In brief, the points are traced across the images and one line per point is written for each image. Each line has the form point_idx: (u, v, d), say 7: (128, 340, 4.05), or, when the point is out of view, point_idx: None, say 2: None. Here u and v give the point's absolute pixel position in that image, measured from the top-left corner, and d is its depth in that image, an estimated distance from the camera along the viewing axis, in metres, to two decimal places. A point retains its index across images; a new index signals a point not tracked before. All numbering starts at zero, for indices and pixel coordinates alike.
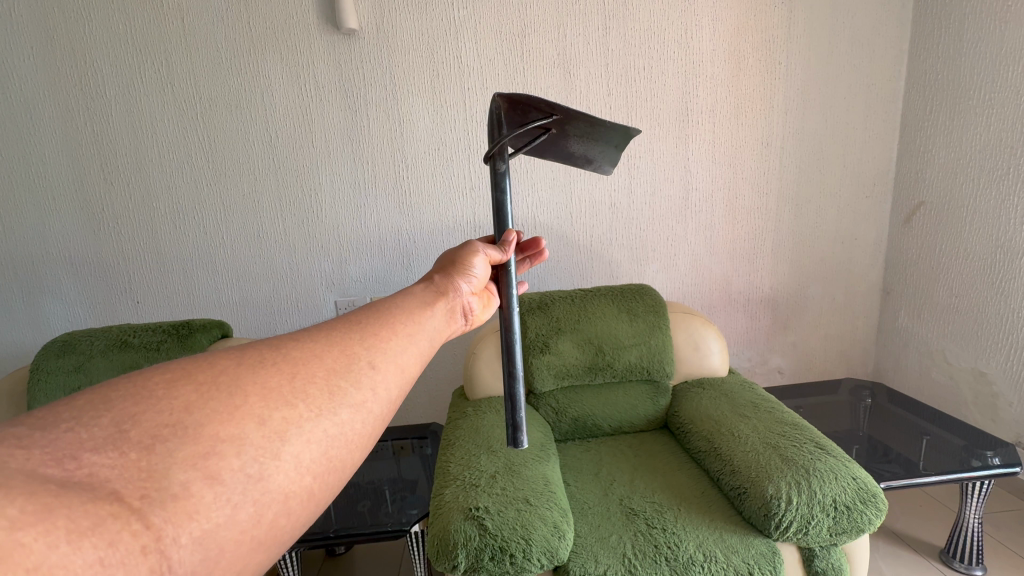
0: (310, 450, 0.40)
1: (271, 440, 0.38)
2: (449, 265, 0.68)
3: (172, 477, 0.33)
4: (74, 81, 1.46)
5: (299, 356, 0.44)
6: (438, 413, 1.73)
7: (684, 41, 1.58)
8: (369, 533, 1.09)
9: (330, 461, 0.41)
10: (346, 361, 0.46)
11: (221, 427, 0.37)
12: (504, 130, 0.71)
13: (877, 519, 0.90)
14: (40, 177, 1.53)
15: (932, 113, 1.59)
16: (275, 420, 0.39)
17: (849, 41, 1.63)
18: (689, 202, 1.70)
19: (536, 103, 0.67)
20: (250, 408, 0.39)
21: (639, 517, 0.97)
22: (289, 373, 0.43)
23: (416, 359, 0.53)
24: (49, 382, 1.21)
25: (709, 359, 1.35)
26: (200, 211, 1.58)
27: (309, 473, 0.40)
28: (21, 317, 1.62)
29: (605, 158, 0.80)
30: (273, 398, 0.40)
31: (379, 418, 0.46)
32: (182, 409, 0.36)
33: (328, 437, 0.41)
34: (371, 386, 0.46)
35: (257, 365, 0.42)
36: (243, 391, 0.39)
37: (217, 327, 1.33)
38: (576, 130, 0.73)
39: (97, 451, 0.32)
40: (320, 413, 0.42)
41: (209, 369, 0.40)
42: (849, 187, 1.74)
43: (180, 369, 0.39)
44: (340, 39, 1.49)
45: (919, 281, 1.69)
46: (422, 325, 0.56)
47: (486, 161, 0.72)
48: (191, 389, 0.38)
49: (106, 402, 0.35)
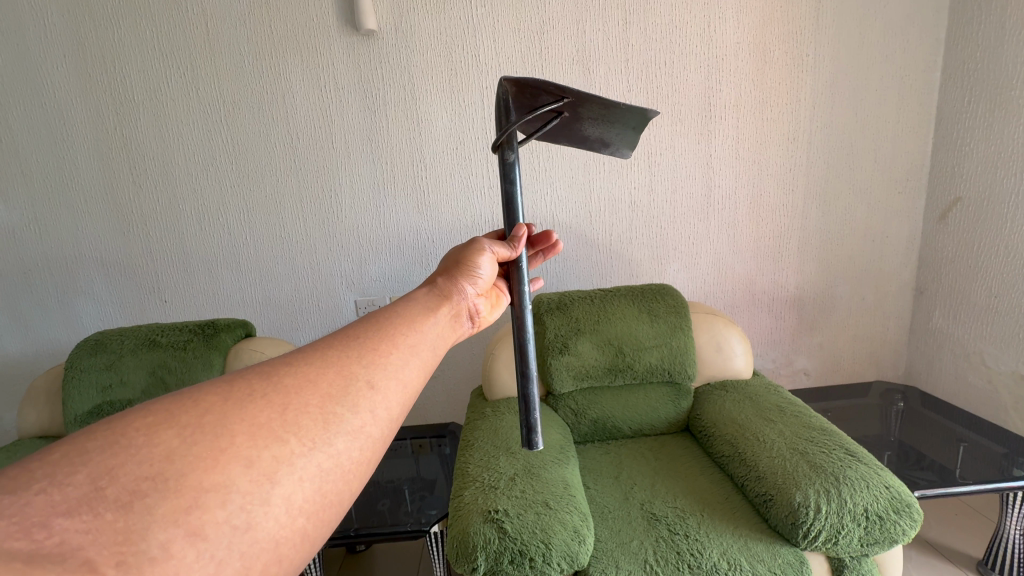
0: (302, 490, 0.40)
1: (259, 484, 0.38)
2: (453, 268, 0.68)
3: (150, 538, 0.33)
4: (104, 86, 1.51)
5: (291, 385, 0.45)
6: (454, 413, 1.73)
7: (707, 35, 1.54)
8: (389, 532, 1.09)
9: (324, 498, 0.42)
10: (343, 384, 0.46)
11: (206, 475, 0.36)
12: (512, 117, 0.70)
13: (911, 530, 0.86)
14: (72, 183, 1.57)
15: (970, 104, 1.52)
16: (264, 460, 0.39)
17: (880, 29, 1.57)
18: (712, 200, 1.67)
19: (547, 86, 0.65)
20: (236, 449, 0.39)
21: (661, 522, 0.95)
22: (280, 405, 0.43)
23: (418, 373, 0.53)
24: (82, 380, 1.26)
25: (732, 360, 1.32)
26: (223, 213, 1.61)
27: (302, 514, 0.40)
28: (56, 317, 1.68)
29: (621, 141, 0.78)
30: (262, 436, 0.40)
31: (379, 441, 0.47)
32: (163, 459, 0.36)
33: (322, 472, 0.42)
34: (370, 409, 0.47)
35: (245, 400, 0.42)
36: (230, 432, 0.39)
37: (240, 327, 1.35)
38: (590, 113, 0.72)
39: (69, 515, 0.32)
40: (314, 446, 0.42)
41: (194, 410, 0.40)
42: (878, 183, 1.68)
43: (162, 413, 0.39)
44: (359, 40, 1.50)
45: (955, 281, 1.62)
46: (425, 334, 0.56)
47: (495, 150, 0.71)
48: (174, 434, 0.38)
49: (82, 455, 0.35)
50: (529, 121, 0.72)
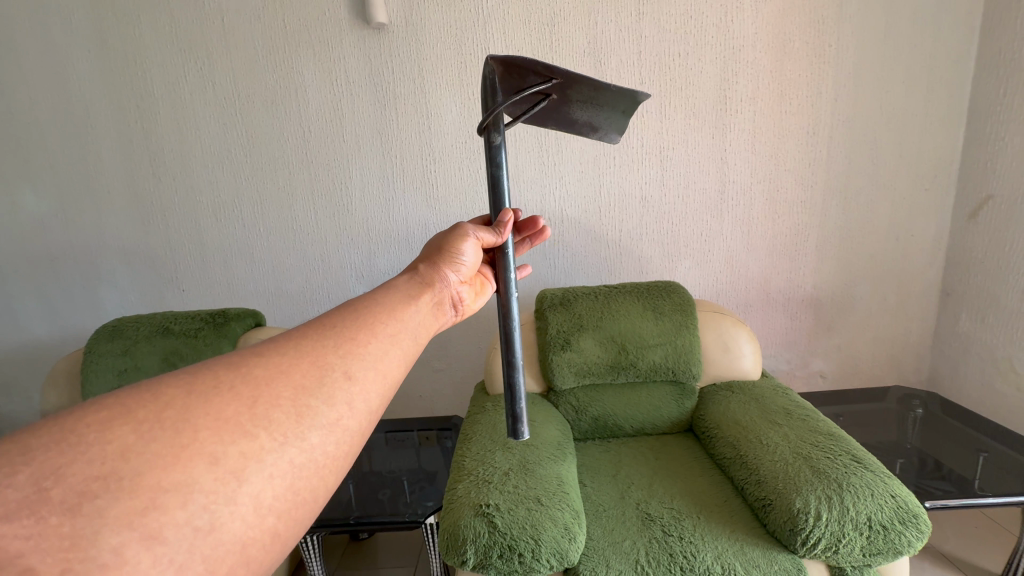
0: (272, 487, 0.41)
1: (225, 482, 0.39)
2: (436, 254, 0.68)
3: (100, 544, 0.33)
4: (126, 80, 1.55)
5: (263, 376, 0.45)
6: (459, 406, 1.74)
7: (723, 24, 1.50)
8: (388, 521, 1.11)
9: (297, 496, 0.42)
10: (318, 376, 0.47)
11: (166, 474, 0.37)
12: (499, 97, 0.69)
13: (917, 542, 0.83)
14: (96, 174, 1.63)
15: (1006, 96, 1.43)
16: (230, 457, 0.40)
17: (909, 16, 1.49)
18: (726, 195, 1.62)
19: (533, 66, 0.65)
20: (200, 445, 0.39)
21: (655, 523, 0.94)
22: (250, 398, 0.43)
23: (399, 363, 0.54)
24: (99, 364, 1.31)
25: (740, 361, 1.28)
26: (238, 204, 1.64)
27: (272, 514, 0.41)
28: (81, 303, 1.75)
29: (611, 125, 0.77)
30: (228, 430, 0.41)
31: (355, 435, 0.48)
32: (118, 457, 0.36)
33: (293, 469, 0.42)
34: (347, 400, 0.47)
35: (210, 392, 0.42)
36: (194, 427, 0.39)
37: (250, 316, 1.38)
38: (579, 95, 0.71)
39: (9, 519, 0.31)
40: (285, 441, 0.42)
41: (152, 405, 0.40)
42: (904, 178, 1.61)
43: (118, 407, 0.39)
44: (370, 34, 1.51)
45: (983, 283, 1.53)
46: (406, 323, 0.57)
47: (481, 133, 0.70)
48: (130, 430, 0.38)
49: (25, 454, 0.35)
50: (516, 103, 0.71)
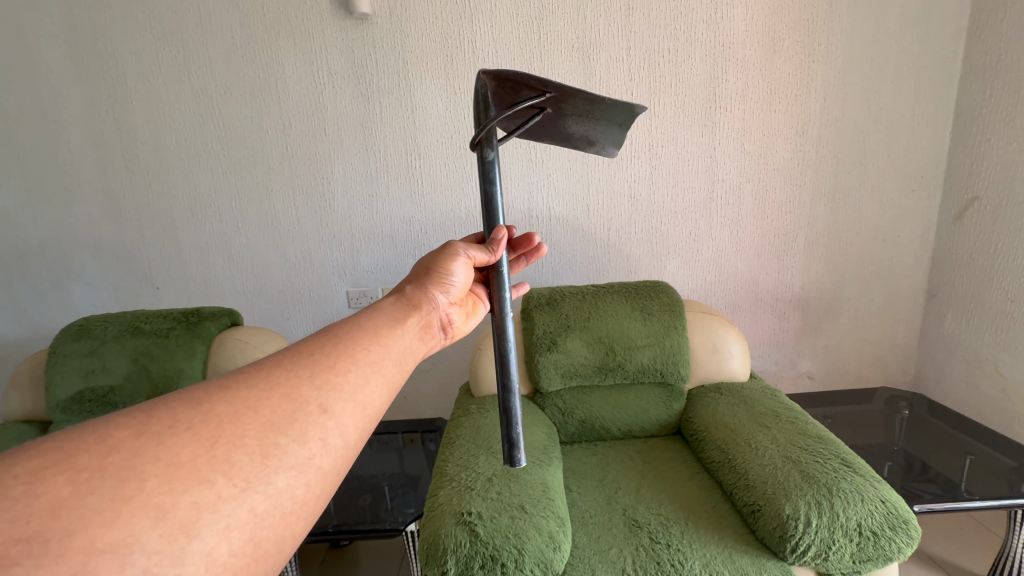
0: (227, 542, 0.37)
1: (173, 539, 0.34)
2: (424, 275, 0.67)
3: None
4: (96, 68, 1.49)
5: (226, 414, 0.42)
6: (445, 409, 1.71)
7: (714, 22, 1.48)
8: (367, 530, 1.06)
9: (257, 549, 0.39)
10: (290, 411, 0.44)
11: (103, 533, 0.32)
12: (492, 113, 0.66)
13: (907, 548, 0.81)
14: (65, 166, 1.56)
15: (992, 98, 1.43)
16: (181, 509, 0.35)
17: (898, 16, 1.48)
18: (715, 195, 1.61)
19: (527, 80, 0.61)
20: (146, 497, 0.35)
21: (642, 530, 0.91)
22: (209, 439, 0.40)
23: (382, 393, 0.52)
24: (65, 364, 1.25)
25: (728, 362, 1.27)
26: (216, 199, 1.59)
27: (225, 572, 0.36)
28: (50, 301, 1.68)
29: (608, 138, 0.75)
30: (181, 477, 0.37)
31: (328, 473, 0.45)
32: (46, 515, 0.32)
33: (254, 518, 0.39)
34: (320, 437, 0.45)
35: (163, 433, 0.39)
36: (141, 475, 0.36)
37: (226, 316, 1.33)
38: (574, 109, 0.68)
39: None
40: (247, 487, 0.39)
41: (95, 450, 0.36)
42: (892, 179, 1.61)
43: (55, 452, 0.35)
44: (353, 24, 1.46)
45: (968, 284, 1.54)
46: (391, 348, 0.55)
47: (474, 148, 0.67)
48: (65, 481, 0.33)
49: None
50: (510, 117, 0.68)
